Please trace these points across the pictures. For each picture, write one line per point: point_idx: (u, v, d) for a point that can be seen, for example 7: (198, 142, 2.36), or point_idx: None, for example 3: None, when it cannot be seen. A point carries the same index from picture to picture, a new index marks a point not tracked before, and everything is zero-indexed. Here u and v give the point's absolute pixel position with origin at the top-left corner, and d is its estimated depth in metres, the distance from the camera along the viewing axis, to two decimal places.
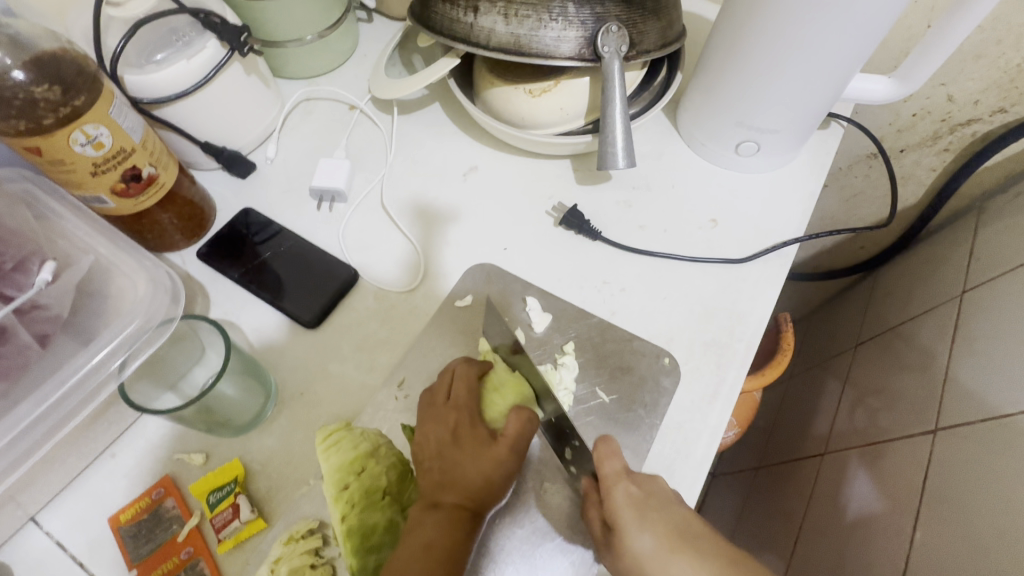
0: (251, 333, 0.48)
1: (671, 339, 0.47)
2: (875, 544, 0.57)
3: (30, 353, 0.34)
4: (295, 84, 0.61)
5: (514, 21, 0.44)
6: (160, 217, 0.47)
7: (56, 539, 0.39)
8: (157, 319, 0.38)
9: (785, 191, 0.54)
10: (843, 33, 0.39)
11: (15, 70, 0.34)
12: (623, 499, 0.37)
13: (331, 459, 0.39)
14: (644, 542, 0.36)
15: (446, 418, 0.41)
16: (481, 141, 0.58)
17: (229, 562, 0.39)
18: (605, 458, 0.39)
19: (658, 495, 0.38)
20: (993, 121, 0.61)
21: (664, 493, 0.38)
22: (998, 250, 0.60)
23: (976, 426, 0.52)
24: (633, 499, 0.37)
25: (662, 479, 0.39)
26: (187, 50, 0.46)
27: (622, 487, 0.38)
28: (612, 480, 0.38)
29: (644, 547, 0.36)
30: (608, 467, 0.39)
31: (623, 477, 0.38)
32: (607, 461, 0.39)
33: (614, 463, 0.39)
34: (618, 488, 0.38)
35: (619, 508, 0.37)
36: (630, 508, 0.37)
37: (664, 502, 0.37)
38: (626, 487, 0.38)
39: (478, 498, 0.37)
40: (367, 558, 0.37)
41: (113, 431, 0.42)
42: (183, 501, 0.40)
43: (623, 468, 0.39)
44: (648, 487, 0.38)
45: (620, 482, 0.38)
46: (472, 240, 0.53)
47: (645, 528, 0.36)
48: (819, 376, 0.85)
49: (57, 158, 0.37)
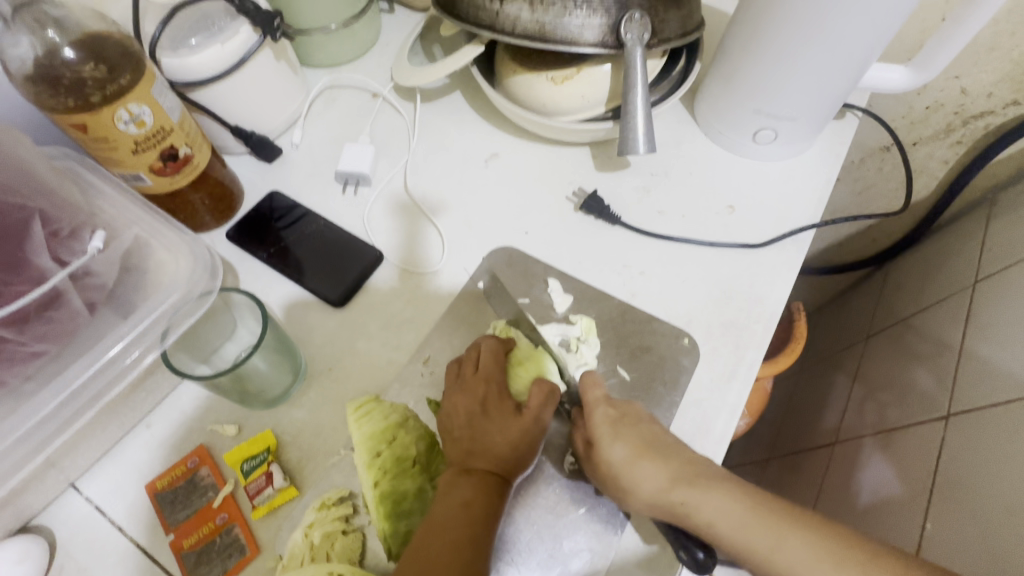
0: (280, 311, 0.49)
1: (690, 320, 0.48)
2: (886, 528, 0.58)
3: (80, 320, 0.36)
4: (319, 72, 0.63)
5: (539, 8, 0.45)
6: (192, 197, 0.48)
7: (95, 504, 0.41)
8: (196, 290, 0.39)
9: (801, 178, 0.55)
10: (864, 20, 0.40)
11: (66, 49, 0.36)
12: (601, 418, 0.41)
13: (363, 427, 0.42)
14: (616, 453, 0.39)
15: (475, 390, 0.42)
16: (502, 129, 0.59)
17: (262, 528, 0.40)
18: (590, 386, 0.43)
19: (632, 414, 0.42)
20: (1006, 113, 0.62)
21: (639, 415, 0.42)
22: (1010, 239, 0.60)
23: (987, 411, 0.52)
24: (609, 417, 0.41)
25: (639, 404, 0.43)
26: (220, 35, 0.47)
27: (601, 408, 0.42)
28: (593, 403, 0.42)
29: (618, 458, 0.39)
30: (591, 394, 0.43)
31: (603, 401, 0.42)
32: (591, 389, 0.43)
33: (597, 390, 0.43)
34: (597, 409, 0.42)
35: (597, 425, 0.41)
36: (606, 426, 0.41)
37: (637, 420, 0.41)
38: (604, 409, 0.42)
39: (508, 465, 0.39)
40: (398, 522, 0.39)
41: (150, 401, 0.43)
42: (217, 470, 0.42)
43: (605, 395, 0.43)
44: (625, 409, 0.42)
45: (599, 405, 0.42)
46: (494, 224, 0.54)
47: (617, 440, 0.40)
48: (829, 370, 0.86)
49: (101, 136, 0.38)
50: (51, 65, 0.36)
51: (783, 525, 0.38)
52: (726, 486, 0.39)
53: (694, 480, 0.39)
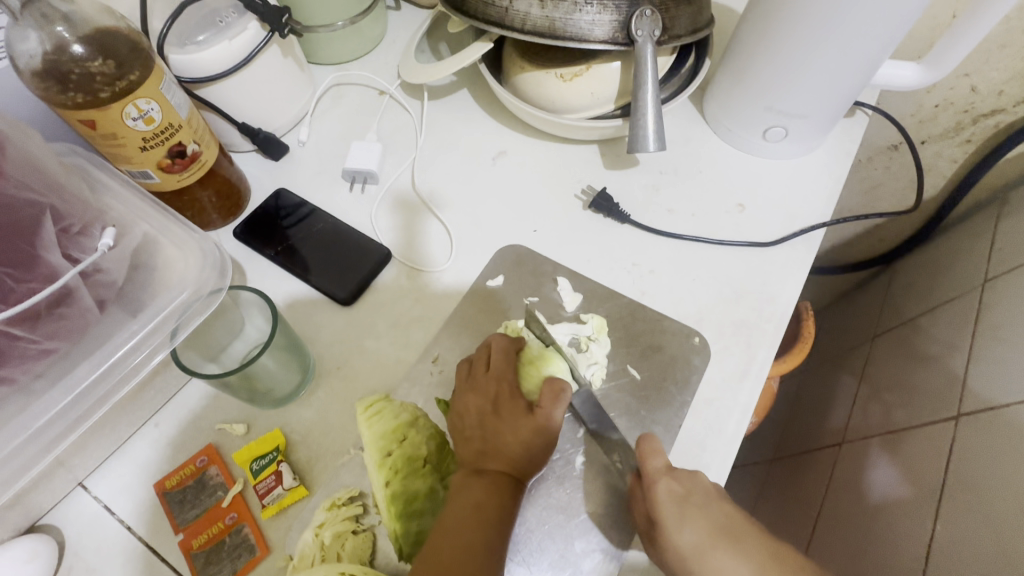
0: (288, 310, 0.49)
1: (701, 319, 0.48)
2: (896, 529, 0.58)
3: (90, 317, 0.35)
4: (326, 70, 0.62)
5: (549, 4, 0.45)
6: (200, 195, 0.48)
7: (104, 503, 0.41)
8: (206, 289, 0.39)
9: (811, 176, 0.55)
10: (878, 17, 0.40)
11: (74, 45, 0.36)
12: (665, 495, 0.39)
13: (374, 426, 0.41)
14: (686, 537, 0.39)
15: (485, 389, 0.42)
16: (509, 126, 0.59)
17: (272, 528, 0.40)
18: (649, 455, 0.40)
19: (698, 491, 0.40)
20: (1017, 111, 0.61)
21: (704, 488, 0.40)
22: (1020, 239, 0.60)
23: (999, 411, 0.52)
24: (675, 494, 0.39)
25: (703, 474, 0.41)
26: (228, 31, 0.46)
27: (663, 483, 0.39)
28: (654, 476, 0.39)
29: (686, 542, 0.39)
30: (653, 463, 0.40)
31: (665, 474, 0.39)
32: (651, 458, 0.40)
33: (658, 460, 0.40)
34: (661, 484, 0.39)
35: (661, 503, 0.38)
36: (673, 504, 0.38)
37: (703, 496, 0.40)
38: (668, 484, 0.39)
39: (520, 466, 0.39)
40: (409, 522, 0.39)
41: (158, 400, 0.43)
42: (226, 469, 0.41)
43: (665, 464, 0.40)
44: (689, 483, 0.40)
45: (662, 478, 0.39)
46: (503, 222, 0.53)
47: (687, 524, 0.39)
48: (835, 369, 0.86)
49: (109, 132, 0.38)
50: (59, 61, 0.36)
51: None
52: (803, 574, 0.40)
53: (772, 571, 0.40)
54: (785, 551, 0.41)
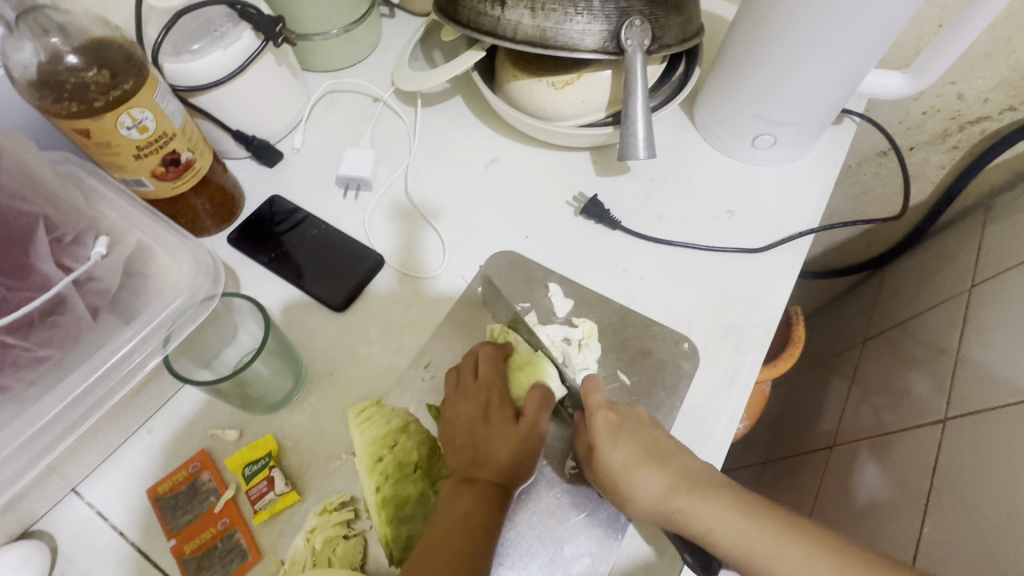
0: (281, 316, 0.49)
1: (690, 325, 0.49)
2: (884, 532, 0.59)
3: (83, 325, 0.35)
4: (320, 77, 0.63)
5: (540, 14, 0.45)
6: (194, 202, 0.48)
7: (97, 509, 0.41)
8: (199, 296, 0.39)
9: (799, 183, 0.56)
10: (862, 28, 0.40)
11: (69, 55, 0.36)
12: (602, 423, 0.41)
13: (365, 433, 0.41)
14: (617, 458, 0.39)
15: (476, 398, 0.43)
16: (502, 133, 0.59)
17: (264, 533, 0.40)
18: (591, 390, 0.42)
19: (633, 420, 0.41)
20: (1003, 118, 0.62)
21: (640, 419, 0.41)
22: (1006, 244, 0.61)
23: (985, 415, 0.53)
24: (609, 422, 0.41)
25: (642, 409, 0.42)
26: (223, 40, 0.47)
27: (601, 412, 0.41)
28: (594, 408, 0.42)
29: (618, 463, 0.39)
30: (593, 398, 0.42)
31: (603, 405, 0.42)
32: (594, 393, 0.42)
33: (598, 395, 0.42)
34: (599, 414, 0.41)
35: (597, 429, 0.41)
36: (607, 430, 0.40)
37: (639, 425, 0.41)
38: (605, 414, 0.41)
39: (509, 475, 0.40)
40: (400, 527, 0.39)
41: (152, 406, 0.44)
42: (219, 474, 0.42)
43: (607, 400, 0.42)
44: (626, 413, 0.41)
45: (601, 410, 0.41)
46: (495, 228, 0.54)
47: (618, 446, 0.39)
48: (826, 373, 0.87)
49: (103, 140, 0.38)
50: (54, 70, 0.36)
51: (784, 535, 0.37)
52: (733, 499, 0.38)
53: (695, 487, 0.38)
54: (718, 478, 0.39)
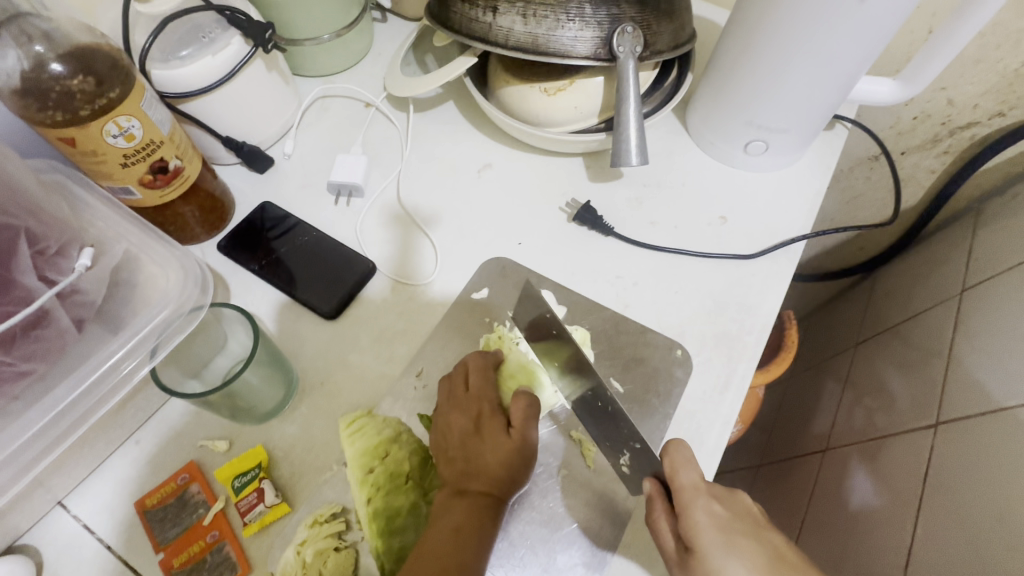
0: (272, 324, 0.49)
1: (683, 332, 0.48)
2: (875, 538, 0.59)
3: (68, 337, 0.35)
4: (311, 82, 0.63)
5: (532, 20, 0.45)
6: (183, 210, 0.48)
7: (83, 523, 0.40)
8: (187, 306, 0.39)
9: (792, 189, 0.56)
10: (853, 36, 0.41)
11: (53, 63, 0.36)
12: (706, 519, 0.36)
13: (356, 444, 0.42)
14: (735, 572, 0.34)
15: (466, 409, 0.43)
16: (495, 139, 0.59)
17: (254, 546, 0.40)
18: (681, 467, 0.38)
19: (741, 517, 0.37)
20: (992, 124, 0.62)
21: (749, 516, 0.37)
22: (996, 249, 0.61)
23: (976, 419, 0.53)
24: (715, 516, 0.36)
25: (744, 498, 0.39)
26: (211, 46, 0.46)
27: (705, 506, 0.36)
28: (690, 493, 0.37)
29: None
30: (684, 478, 0.37)
31: (701, 490, 0.37)
32: (681, 471, 0.38)
33: (691, 474, 0.37)
34: (699, 504, 0.36)
35: (700, 526, 0.36)
36: (714, 528, 0.36)
37: (747, 523, 0.37)
38: (708, 504, 0.37)
39: (500, 486, 0.40)
40: (391, 539, 0.39)
41: (139, 417, 0.43)
42: (208, 486, 0.41)
43: (699, 479, 0.37)
44: (730, 506, 0.37)
45: (699, 497, 0.37)
46: (487, 234, 0.54)
47: (732, 554, 0.35)
48: (819, 375, 0.87)
49: (89, 149, 0.38)
50: (38, 79, 0.36)
51: None
52: None
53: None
54: None
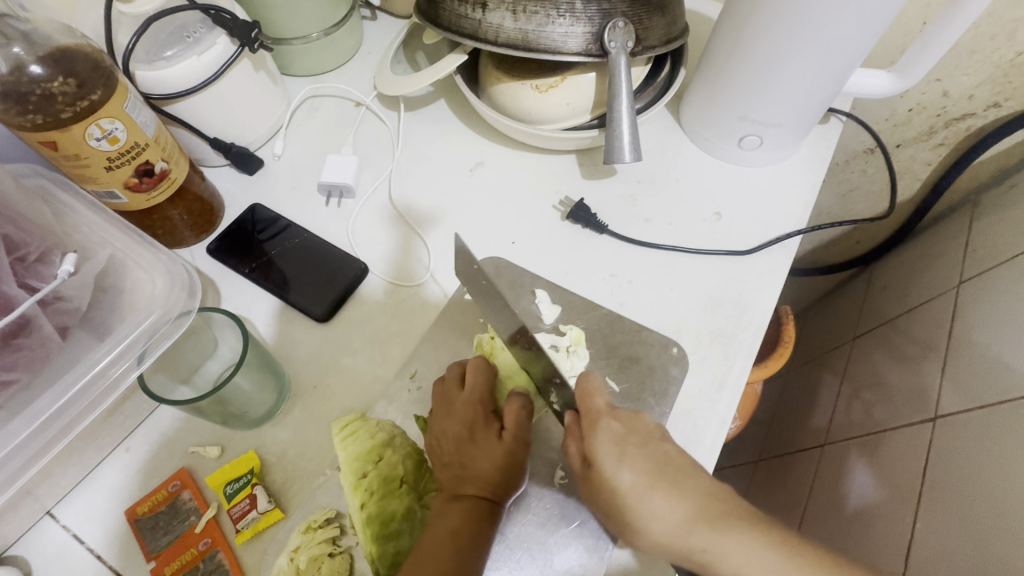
0: (263, 328, 0.48)
1: (678, 329, 0.48)
2: (875, 532, 0.59)
3: (52, 345, 0.34)
4: (301, 81, 0.62)
5: (522, 16, 0.44)
6: (171, 213, 0.47)
7: (73, 533, 0.40)
8: (174, 312, 0.38)
9: (787, 184, 0.55)
10: (848, 29, 0.40)
11: (32, 65, 0.35)
12: (605, 434, 0.38)
13: (349, 448, 0.41)
14: (623, 478, 0.37)
15: (460, 413, 0.42)
16: (487, 137, 0.59)
17: (246, 553, 0.39)
18: (591, 394, 0.39)
19: (640, 432, 0.38)
20: (988, 115, 0.62)
21: (649, 430, 0.39)
22: (993, 240, 0.61)
23: (974, 413, 0.53)
24: (614, 434, 0.38)
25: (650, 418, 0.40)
26: (196, 47, 0.46)
27: (604, 422, 0.38)
28: (595, 415, 0.39)
29: (625, 483, 0.37)
30: (593, 403, 0.39)
31: (605, 413, 0.39)
32: (592, 398, 0.39)
33: (599, 400, 0.39)
34: (600, 424, 0.38)
35: (600, 442, 0.38)
36: (611, 444, 0.37)
37: (645, 440, 0.38)
38: (608, 424, 0.38)
39: (497, 489, 0.39)
40: (386, 544, 0.39)
41: (129, 424, 0.43)
42: (199, 493, 0.41)
43: (606, 404, 0.39)
44: (630, 423, 0.39)
45: (602, 418, 0.38)
46: (480, 234, 0.53)
47: (624, 464, 0.37)
48: (817, 369, 0.87)
49: (72, 153, 0.37)
50: (17, 82, 0.35)
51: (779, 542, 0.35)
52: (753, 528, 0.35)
53: (718, 523, 0.35)
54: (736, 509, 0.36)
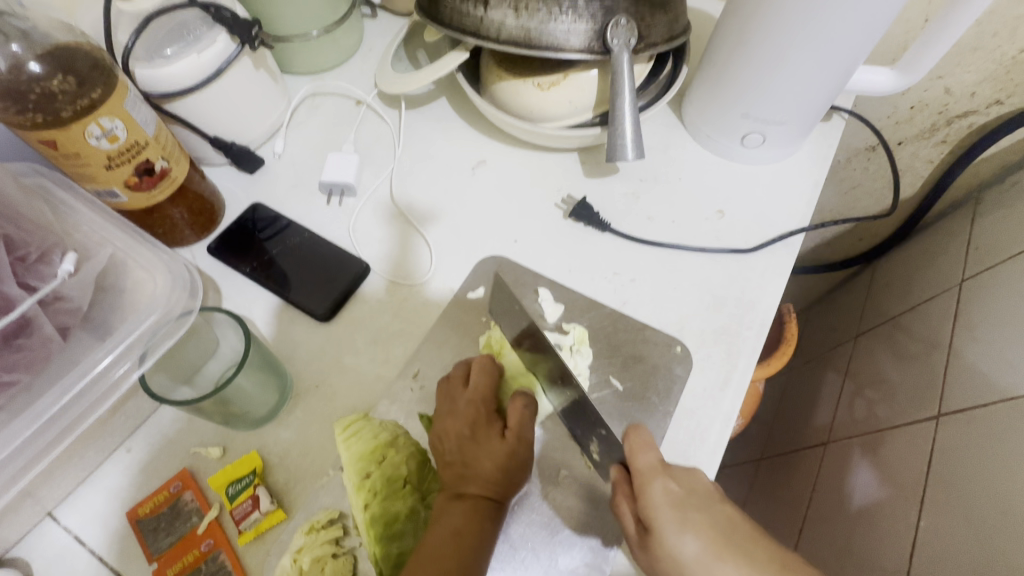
0: (265, 328, 0.48)
1: (682, 328, 0.48)
2: (879, 530, 0.58)
3: (53, 346, 0.34)
4: (301, 79, 0.62)
5: (524, 13, 0.44)
6: (171, 212, 0.47)
7: (74, 534, 0.40)
8: (175, 312, 0.38)
9: (790, 182, 0.55)
10: (852, 26, 0.40)
11: (31, 63, 0.34)
12: (662, 497, 0.37)
13: (352, 448, 0.41)
14: (687, 545, 0.36)
15: (463, 412, 0.42)
16: (488, 135, 0.58)
17: (249, 554, 0.39)
18: (639, 451, 0.39)
19: (697, 493, 0.38)
20: (990, 112, 0.62)
21: (704, 490, 0.38)
22: (996, 238, 0.61)
23: (978, 411, 0.52)
24: (671, 496, 0.37)
25: (702, 475, 0.39)
26: (196, 45, 0.45)
27: (660, 483, 0.37)
28: (648, 475, 0.38)
29: (689, 552, 0.36)
30: (644, 461, 0.38)
31: (659, 472, 0.38)
32: (640, 454, 0.39)
33: (650, 457, 0.39)
34: (656, 485, 0.37)
35: (658, 506, 0.36)
36: (669, 507, 0.37)
37: (704, 502, 0.38)
38: (664, 484, 0.37)
39: (499, 489, 0.39)
40: (389, 545, 0.39)
41: (130, 424, 0.42)
42: (201, 494, 0.40)
43: (658, 461, 0.39)
44: (686, 483, 0.38)
45: (657, 478, 0.37)
46: (482, 232, 0.53)
47: (686, 530, 0.36)
48: (819, 368, 0.87)
49: (72, 152, 0.37)
50: (16, 80, 0.34)
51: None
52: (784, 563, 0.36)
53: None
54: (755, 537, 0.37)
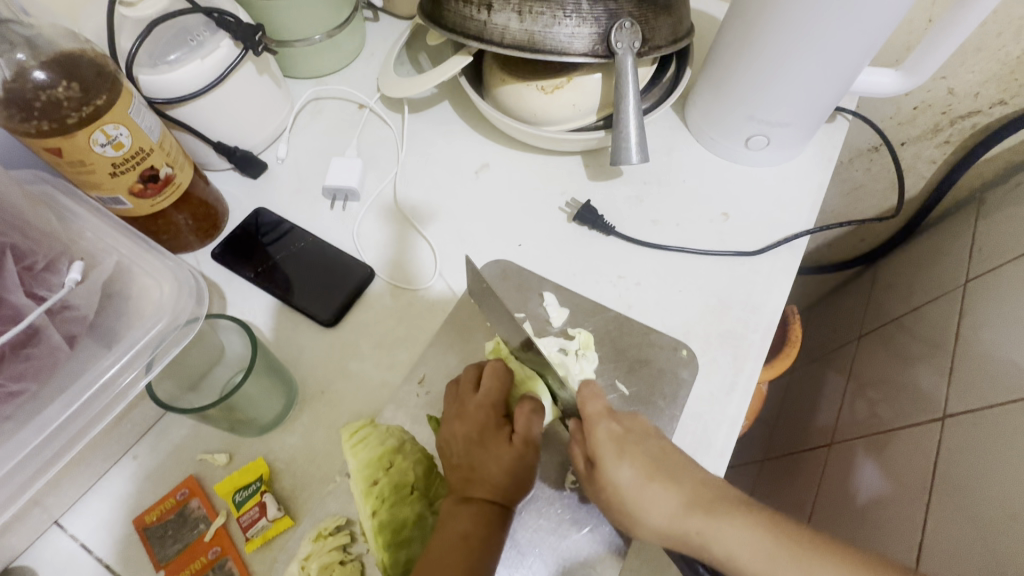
0: (269, 334, 0.48)
1: (687, 332, 0.48)
2: (884, 530, 0.58)
3: (60, 355, 0.34)
4: (303, 84, 0.61)
5: (528, 17, 0.44)
6: (175, 218, 0.47)
7: (81, 542, 0.40)
8: (182, 318, 0.38)
9: (794, 184, 0.55)
10: (858, 28, 0.40)
11: (36, 70, 0.35)
12: (604, 434, 0.39)
13: (360, 455, 0.40)
14: (623, 474, 0.38)
15: (472, 416, 0.42)
16: (491, 139, 0.58)
17: (257, 561, 0.39)
18: (589, 399, 0.40)
19: (638, 431, 0.39)
20: (993, 112, 0.62)
21: (645, 430, 0.40)
22: (1000, 238, 0.61)
23: (983, 412, 0.52)
24: (613, 434, 0.39)
25: (644, 418, 0.41)
26: (200, 50, 0.45)
27: (603, 423, 0.39)
28: (594, 417, 0.39)
29: (623, 479, 0.38)
30: (591, 406, 0.40)
31: (605, 415, 0.40)
32: (588, 402, 0.40)
33: (598, 404, 0.40)
34: (601, 426, 0.39)
35: (601, 443, 0.38)
36: (610, 442, 0.38)
37: (643, 437, 0.39)
38: (608, 425, 0.39)
39: (506, 493, 0.39)
40: (397, 551, 0.39)
41: (136, 432, 0.42)
42: (208, 501, 0.40)
43: (606, 407, 0.40)
44: (629, 423, 0.40)
45: (602, 419, 0.39)
46: (486, 236, 0.53)
47: (624, 460, 0.38)
48: (822, 368, 0.86)
49: (76, 159, 0.37)
50: (22, 88, 0.34)
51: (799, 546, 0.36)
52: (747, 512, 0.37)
53: (708, 504, 0.37)
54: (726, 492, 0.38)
